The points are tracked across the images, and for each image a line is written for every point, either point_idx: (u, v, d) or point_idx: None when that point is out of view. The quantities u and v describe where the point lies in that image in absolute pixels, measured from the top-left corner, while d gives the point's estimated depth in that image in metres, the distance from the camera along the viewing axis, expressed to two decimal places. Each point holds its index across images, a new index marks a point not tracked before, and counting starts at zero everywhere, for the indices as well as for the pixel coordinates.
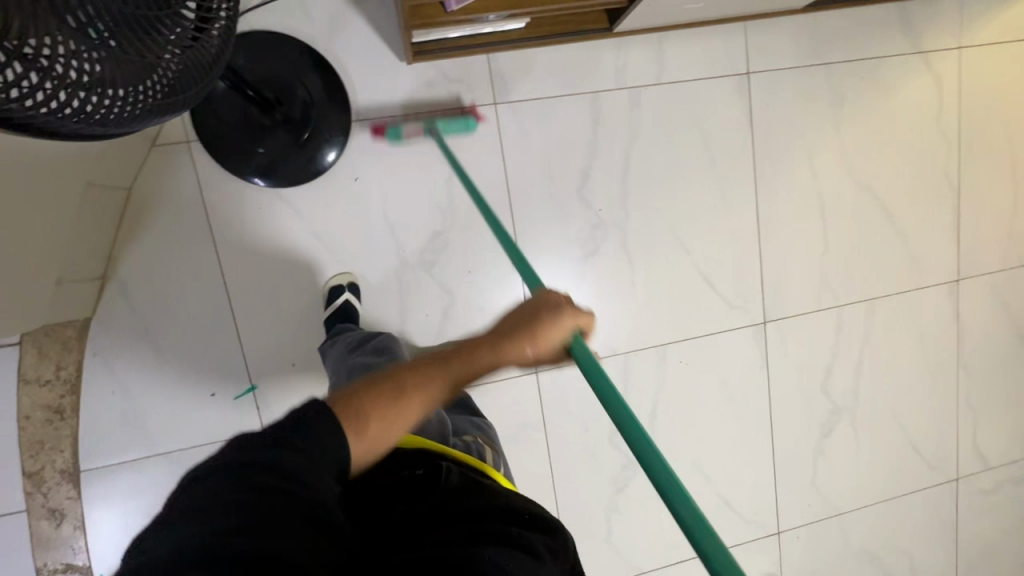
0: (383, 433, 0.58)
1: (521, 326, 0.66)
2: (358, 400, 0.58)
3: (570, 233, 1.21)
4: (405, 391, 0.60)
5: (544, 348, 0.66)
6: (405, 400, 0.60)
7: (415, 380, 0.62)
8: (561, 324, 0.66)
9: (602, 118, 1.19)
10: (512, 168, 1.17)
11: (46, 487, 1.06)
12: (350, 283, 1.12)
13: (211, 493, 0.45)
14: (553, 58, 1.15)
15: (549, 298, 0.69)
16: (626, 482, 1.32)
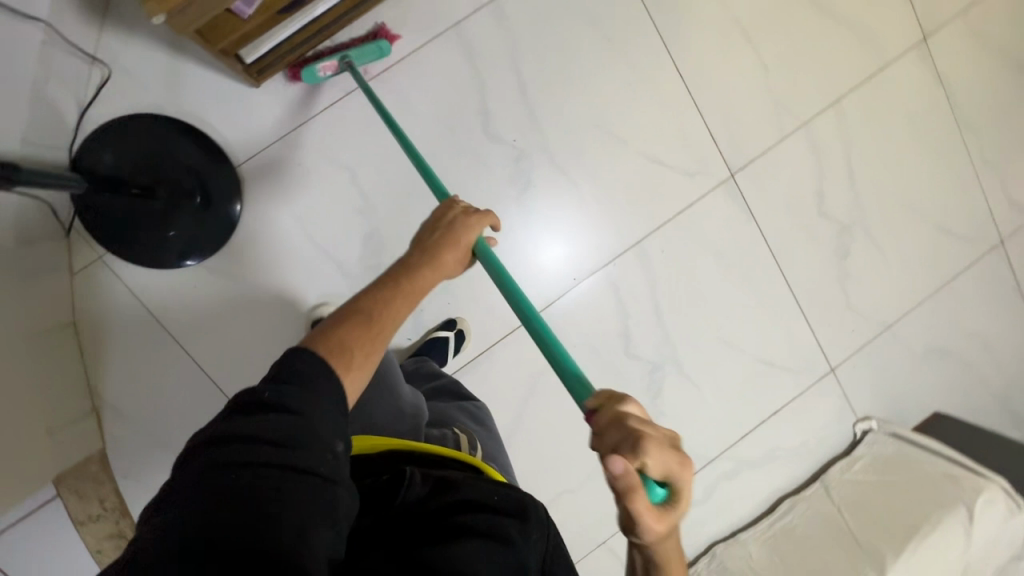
0: (365, 356, 0.57)
1: (450, 243, 0.73)
2: (343, 330, 0.57)
3: (496, 177, 1.16)
4: (382, 307, 0.63)
5: (463, 252, 0.74)
6: (381, 320, 0.61)
7: (383, 297, 0.63)
8: (473, 226, 0.76)
9: (477, 48, 1.11)
10: (410, 139, 1.11)
11: None
12: (329, 311, 1.11)
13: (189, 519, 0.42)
14: (396, 12, 1.08)
15: (456, 204, 0.78)
16: (658, 385, 1.30)
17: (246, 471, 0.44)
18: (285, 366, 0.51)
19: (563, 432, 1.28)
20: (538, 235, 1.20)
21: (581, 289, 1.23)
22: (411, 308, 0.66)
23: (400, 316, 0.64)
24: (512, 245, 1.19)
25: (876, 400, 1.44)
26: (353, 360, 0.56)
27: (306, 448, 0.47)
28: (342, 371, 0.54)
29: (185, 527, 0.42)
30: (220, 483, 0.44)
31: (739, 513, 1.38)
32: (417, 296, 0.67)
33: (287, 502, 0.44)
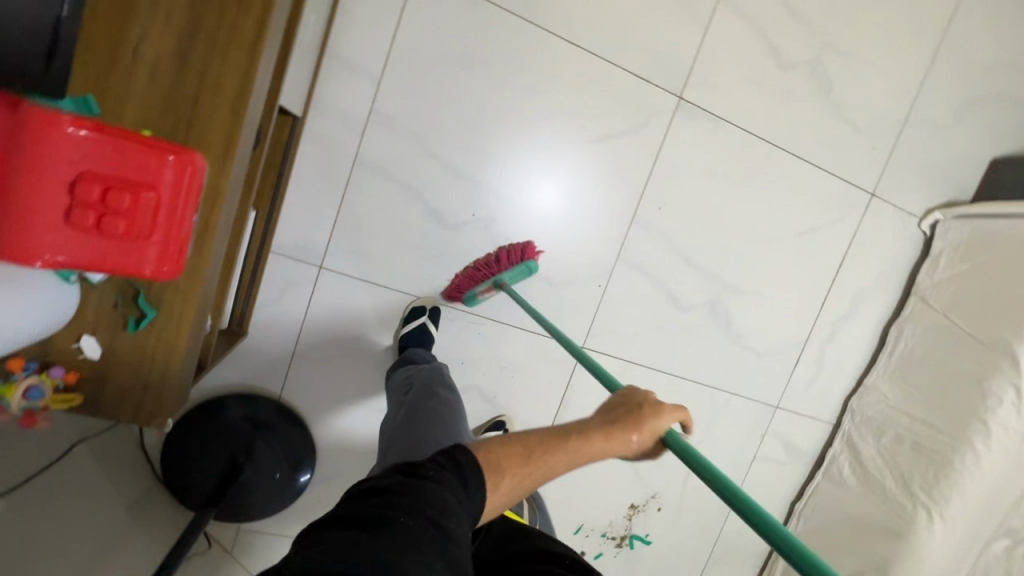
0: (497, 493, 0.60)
1: (631, 419, 0.66)
2: (511, 452, 0.62)
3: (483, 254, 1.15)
4: (557, 448, 0.63)
5: (648, 437, 0.66)
6: (551, 458, 0.63)
7: (550, 436, 0.64)
8: (662, 417, 0.67)
9: (389, 162, 1.06)
10: (390, 277, 1.11)
11: None
12: (433, 308, 1.12)
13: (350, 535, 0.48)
14: (301, 185, 1.03)
15: (642, 393, 0.70)
16: (723, 315, 1.33)
17: (401, 510, 0.50)
18: (452, 458, 0.58)
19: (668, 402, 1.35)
20: (524, 199, 1.15)
21: (612, 288, 1.24)
22: (572, 462, 0.64)
23: (563, 465, 0.64)
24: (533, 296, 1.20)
25: (926, 192, 1.39)
26: (505, 480, 0.60)
27: (450, 511, 0.52)
28: (490, 493, 0.59)
29: (343, 549, 0.46)
30: (365, 514, 0.49)
31: (850, 364, 1.45)
32: (586, 454, 0.64)
33: (429, 556, 0.48)
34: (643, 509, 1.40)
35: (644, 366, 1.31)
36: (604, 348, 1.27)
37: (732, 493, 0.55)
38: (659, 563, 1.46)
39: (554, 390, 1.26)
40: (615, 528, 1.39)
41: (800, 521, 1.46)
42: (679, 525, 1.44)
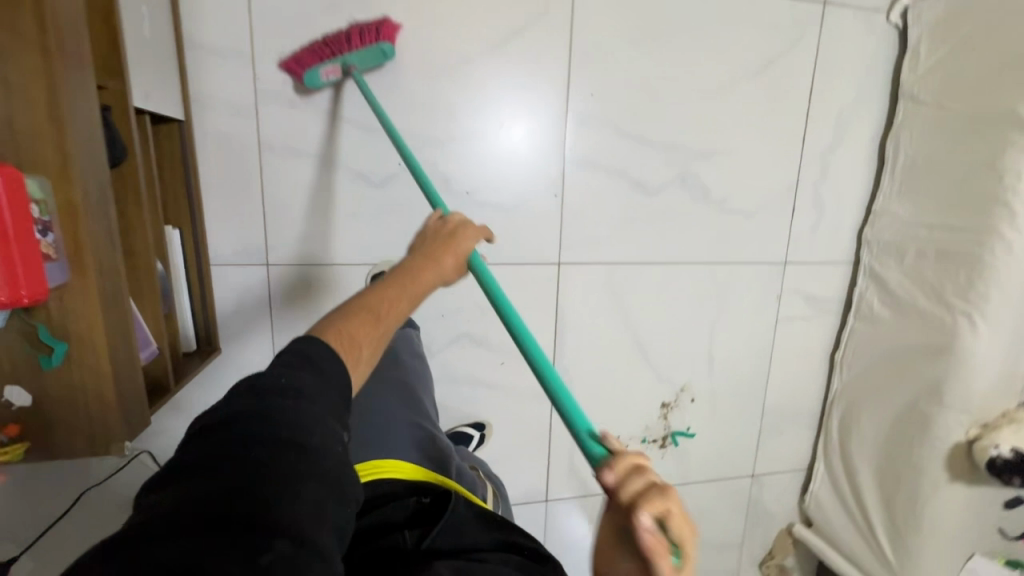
0: (364, 360, 0.59)
1: (442, 245, 0.73)
2: (349, 324, 0.60)
3: (424, 201, 1.09)
4: (392, 302, 0.64)
5: (460, 256, 0.74)
6: (388, 304, 0.64)
7: (383, 292, 0.65)
8: (469, 232, 0.77)
9: (294, 137, 1.01)
10: (340, 253, 1.08)
11: None
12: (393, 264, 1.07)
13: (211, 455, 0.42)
14: (217, 190, 1.00)
15: (438, 216, 0.80)
16: (699, 185, 1.24)
17: (257, 427, 0.44)
18: (305, 355, 0.53)
19: (670, 293, 1.28)
20: (500, 130, 1.11)
21: (570, 194, 1.17)
22: (409, 306, 0.66)
23: (403, 313, 0.65)
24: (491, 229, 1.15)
25: None
26: (357, 350, 0.59)
27: (318, 425, 0.47)
28: (352, 363, 0.57)
29: (191, 484, 0.39)
30: (241, 450, 0.42)
31: (852, 194, 1.34)
32: (416, 293, 0.68)
33: (306, 474, 0.43)
34: (677, 405, 1.36)
35: (631, 263, 1.24)
36: (583, 258, 1.21)
37: (527, 340, 0.60)
38: (711, 452, 1.43)
39: (545, 314, 1.22)
40: (654, 430, 1.36)
41: (844, 370, 1.40)
42: (718, 410, 1.40)
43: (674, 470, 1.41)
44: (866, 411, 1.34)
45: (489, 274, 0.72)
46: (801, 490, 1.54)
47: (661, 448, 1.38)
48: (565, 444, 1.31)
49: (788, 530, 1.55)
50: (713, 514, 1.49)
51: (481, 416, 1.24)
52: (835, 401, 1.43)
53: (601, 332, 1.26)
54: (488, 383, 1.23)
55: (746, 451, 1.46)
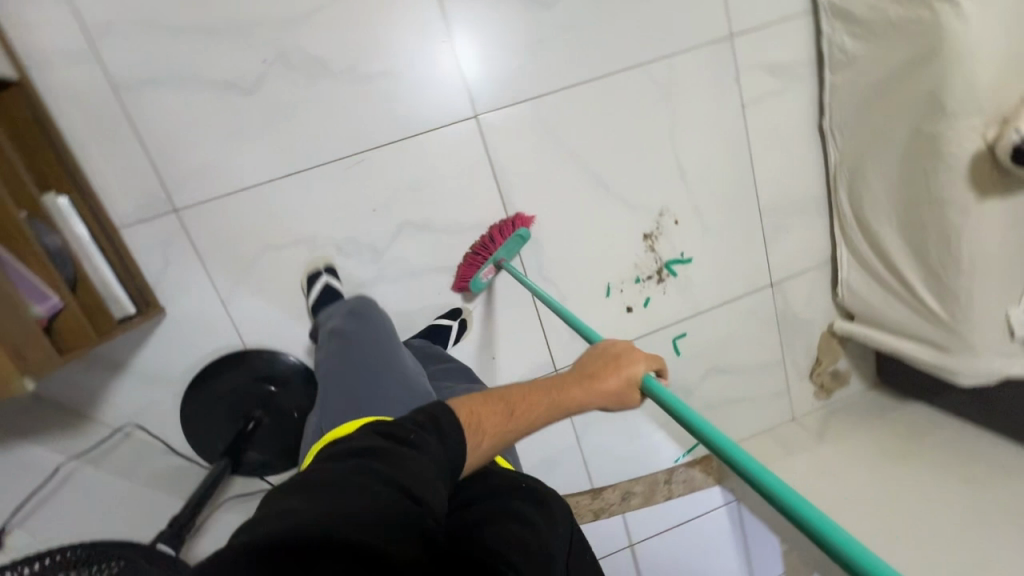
0: (486, 448, 0.63)
1: (605, 366, 0.69)
2: (478, 408, 0.65)
3: (307, 92, 1.01)
4: (527, 404, 0.67)
5: (629, 381, 0.68)
6: (525, 408, 0.67)
7: (516, 396, 0.67)
8: (640, 358, 0.69)
9: (144, 67, 0.94)
10: (243, 176, 1.02)
11: (608, 504, 1.39)
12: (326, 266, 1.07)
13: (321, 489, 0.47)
14: (93, 148, 0.95)
15: (609, 342, 0.73)
16: None
17: (367, 472, 0.50)
18: (434, 419, 0.59)
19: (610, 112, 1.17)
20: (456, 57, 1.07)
21: (463, 36, 1.06)
22: (541, 418, 0.67)
23: (535, 419, 0.67)
24: (390, 102, 1.05)
25: None
26: (487, 422, 0.64)
27: (422, 483, 0.52)
28: (474, 441, 0.62)
29: (302, 517, 0.44)
30: (349, 492, 0.47)
31: None
32: (563, 401, 0.67)
33: (405, 511, 0.49)
34: (660, 232, 1.25)
35: (557, 91, 1.13)
36: (500, 103, 1.10)
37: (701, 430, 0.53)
38: (717, 273, 1.31)
39: (483, 176, 1.13)
40: (645, 267, 1.26)
41: (836, 134, 1.24)
42: (709, 225, 1.28)
43: (683, 303, 1.31)
44: (871, 167, 1.18)
45: (667, 390, 0.63)
46: (832, 286, 1.40)
47: (660, 283, 1.28)
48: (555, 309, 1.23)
49: (830, 331, 1.43)
50: (742, 338, 1.38)
51: (456, 305, 1.17)
52: (838, 174, 1.27)
53: (550, 178, 1.16)
54: (450, 267, 1.15)
55: (755, 260, 1.34)
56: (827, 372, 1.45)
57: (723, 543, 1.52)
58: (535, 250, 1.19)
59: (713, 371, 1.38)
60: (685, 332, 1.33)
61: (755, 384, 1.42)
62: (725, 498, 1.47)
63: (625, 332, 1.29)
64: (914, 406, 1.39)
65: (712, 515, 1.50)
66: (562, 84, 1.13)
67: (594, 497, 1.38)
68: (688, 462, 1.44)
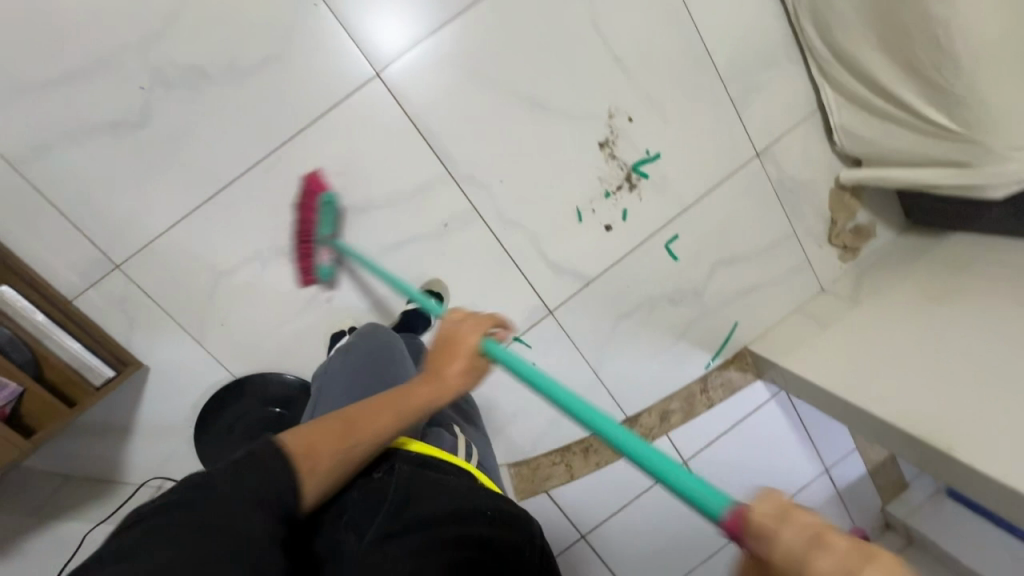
0: (317, 471, 0.59)
1: (443, 354, 0.71)
2: (317, 432, 0.61)
3: (196, 106, 0.95)
4: (374, 414, 0.64)
5: (469, 361, 0.70)
6: (369, 419, 0.64)
7: (363, 409, 0.65)
8: (470, 325, 0.72)
9: (32, 136, 0.91)
10: (171, 213, 0.99)
11: (648, 429, 1.34)
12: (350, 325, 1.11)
13: (131, 542, 0.47)
14: (19, 231, 0.94)
15: (453, 312, 0.75)
16: None
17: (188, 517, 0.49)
18: (262, 453, 0.57)
19: (521, 24, 1.05)
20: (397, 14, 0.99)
21: None
22: (390, 427, 0.65)
23: (377, 429, 0.64)
24: (283, 88, 0.98)
25: None
26: (321, 451, 0.60)
27: (234, 514, 0.51)
28: (309, 475, 0.59)
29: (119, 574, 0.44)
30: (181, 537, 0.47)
31: None
32: (409, 404, 0.66)
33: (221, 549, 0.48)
34: (617, 136, 1.14)
35: (456, 21, 1.02)
36: (398, 51, 1.01)
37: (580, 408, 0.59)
38: (694, 161, 1.19)
39: (409, 137, 1.05)
40: (611, 178, 1.16)
41: None
42: (669, 112, 1.15)
43: (665, 204, 1.20)
44: None
45: (517, 360, 0.67)
46: (827, 135, 1.25)
47: (633, 191, 1.17)
48: (530, 251, 1.16)
49: (839, 185, 1.29)
50: (742, 222, 1.26)
51: (426, 276, 1.12)
52: (798, 6, 1.11)
53: (479, 115, 1.07)
54: (406, 241, 1.10)
55: (732, 134, 1.20)
56: (848, 230, 1.32)
57: (782, 434, 1.46)
58: (488, 196, 1.11)
59: (720, 265, 1.28)
60: (677, 234, 1.23)
61: (771, 267, 1.31)
62: (771, 391, 1.39)
63: (611, 253, 1.20)
64: (954, 237, 1.24)
65: (763, 410, 1.42)
66: (458, 9, 1.02)
67: (631, 425, 1.34)
68: (720, 365, 1.36)
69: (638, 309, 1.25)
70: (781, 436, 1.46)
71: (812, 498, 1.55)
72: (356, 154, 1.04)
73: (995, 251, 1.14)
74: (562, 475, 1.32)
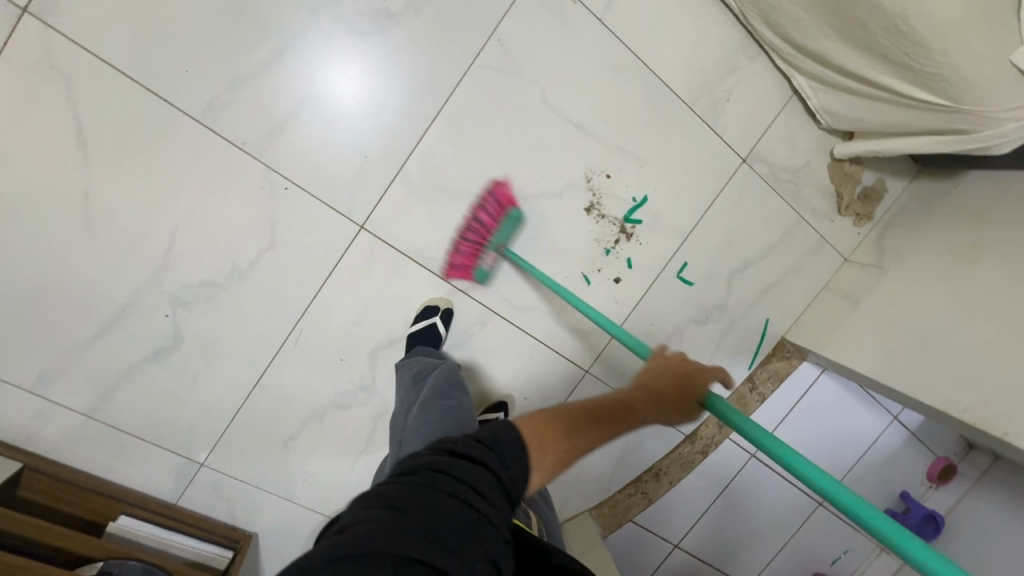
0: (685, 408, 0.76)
1: None
2: (547, 424, 0.65)
3: (216, 312, 1.03)
4: (594, 430, 0.68)
5: (682, 402, 0.77)
6: (586, 432, 0.67)
7: (574, 411, 0.69)
8: None
9: (94, 390, 1.01)
10: (229, 408, 1.08)
11: (710, 438, 1.41)
12: (444, 308, 1.11)
13: (421, 504, 0.50)
14: (111, 467, 1.06)
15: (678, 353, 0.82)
16: (383, 21, 0.98)
17: (450, 490, 0.53)
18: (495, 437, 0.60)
19: (477, 129, 1.06)
20: (323, 65, 0.97)
21: (300, 168, 1.00)
22: (608, 434, 0.69)
23: (598, 443, 0.68)
24: (284, 269, 1.04)
25: None
26: (551, 443, 0.63)
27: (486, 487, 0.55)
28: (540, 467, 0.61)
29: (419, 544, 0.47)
30: (444, 501, 0.51)
31: None
32: None
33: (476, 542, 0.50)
34: (600, 195, 1.15)
35: (417, 148, 1.04)
36: (372, 199, 1.04)
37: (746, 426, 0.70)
38: (681, 191, 1.19)
39: (407, 268, 1.09)
40: (606, 235, 1.17)
41: None
42: (643, 153, 1.15)
43: (665, 239, 1.21)
44: None
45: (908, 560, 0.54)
46: (809, 115, 1.22)
47: (631, 239, 1.19)
48: (552, 327, 1.20)
49: (835, 159, 1.26)
50: (746, 227, 1.25)
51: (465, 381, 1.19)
52: (745, 10, 1.07)
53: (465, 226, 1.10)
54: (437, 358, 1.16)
55: (714, 151, 1.19)
56: (856, 198, 1.29)
57: (842, 400, 1.48)
58: (497, 294, 1.15)
59: (737, 274, 1.28)
60: (686, 262, 1.24)
61: (788, 257, 1.30)
62: (819, 368, 1.41)
63: (628, 300, 1.23)
64: (970, 176, 1.19)
65: (815, 386, 1.45)
66: (393, 119, 1.02)
67: (693, 439, 1.41)
68: (762, 360, 1.38)
69: (669, 340, 1.28)
70: (840, 403, 1.49)
71: (887, 446, 1.58)
72: (367, 303, 1.09)
73: (1014, 188, 1.09)
74: (641, 501, 1.40)
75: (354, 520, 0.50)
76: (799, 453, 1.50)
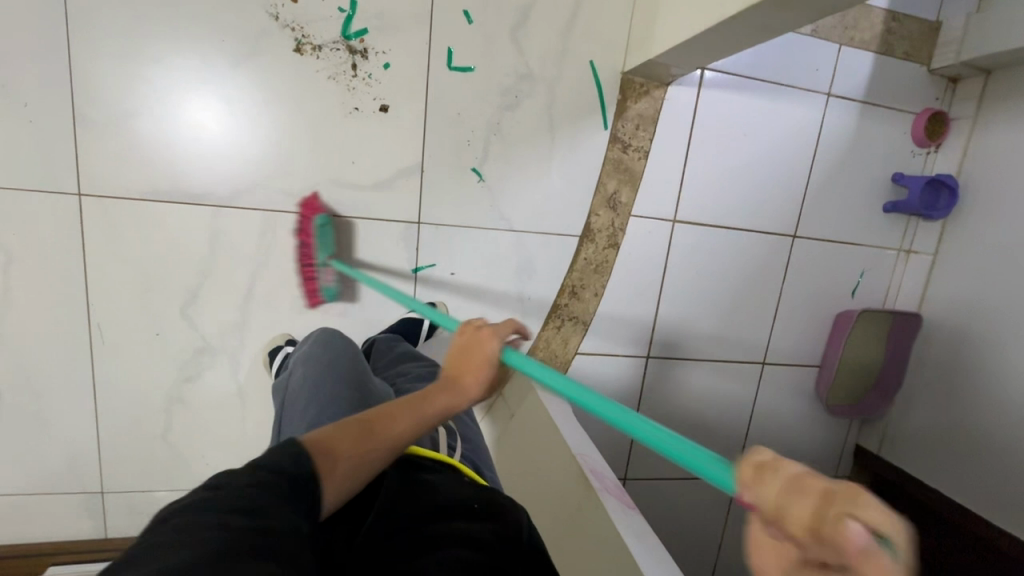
0: (465, 390, 0.64)
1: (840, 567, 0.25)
2: (338, 430, 0.54)
3: (10, 348, 0.99)
4: (383, 416, 0.58)
5: (485, 376, 0.65)
6: (383, 425, 0.57)
7: (386, 408, 0.59)
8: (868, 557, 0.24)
9: None
10: (87, 430, 1.05)
11: (611, 228, 1.19)
12: (288, 336, 1.07)
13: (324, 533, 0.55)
14: (24, 530, 1.07)
15: (473, 320, 0.69)
16: None
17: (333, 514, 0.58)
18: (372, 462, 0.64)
19: (121, 28, 0.92)
20: (178, 97, 0.96)
21: None
22: (408, 426, 0.59)
23: (401, 431, 0.58)
24: (42, 276, 0.97)
25: None
26: (342, 446, 0.53)
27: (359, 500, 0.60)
28: (331, 476, 0.51)
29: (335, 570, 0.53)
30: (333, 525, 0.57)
31: None
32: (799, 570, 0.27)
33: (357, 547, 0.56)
34: (302, 26, 0.97)
35: (78, 83, 0.92)
36: (72, 161, 0.94)
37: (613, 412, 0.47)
38: None
39: (155, 211, 0.99)
40: (338, 68, 1.00)
41: None
42: None
43: (409, 36, 1.01)
44: None
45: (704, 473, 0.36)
46: None
47: (368, 56, 1.01)
48: (348, 196, 1.06)
49: None
50: None
51: (298, 297, 1.08)
52: None
53: (188, 137, 0.97)
54: (250, 288, 1.06)
55: None
56: None
57: (746, 107, 1.20)
58: (266, 190, 1.02)
59: (521, 29, 1.05)
60: (449, 48, 1.03)
61: None
62: (690, 83, 1.14)
63: (413, 125, 1.05)
64: None
65: (703, 107, 1.17)
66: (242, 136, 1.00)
67: (593, 238, 1.19)
68: (618, 111, 1.13)
69: (489, 143, 1.09)
70: (748, 111, 1.20)
71: (839, 132, 1.27)
72: (142, 266, 1.01)
73: None
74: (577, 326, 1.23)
75: (204, 532, 0.40)
76: (731, 191, 1.25)
